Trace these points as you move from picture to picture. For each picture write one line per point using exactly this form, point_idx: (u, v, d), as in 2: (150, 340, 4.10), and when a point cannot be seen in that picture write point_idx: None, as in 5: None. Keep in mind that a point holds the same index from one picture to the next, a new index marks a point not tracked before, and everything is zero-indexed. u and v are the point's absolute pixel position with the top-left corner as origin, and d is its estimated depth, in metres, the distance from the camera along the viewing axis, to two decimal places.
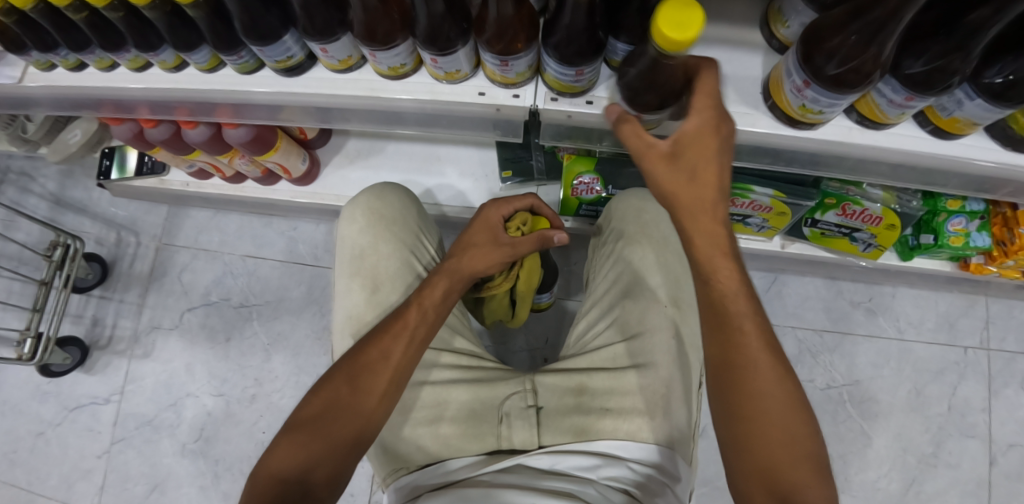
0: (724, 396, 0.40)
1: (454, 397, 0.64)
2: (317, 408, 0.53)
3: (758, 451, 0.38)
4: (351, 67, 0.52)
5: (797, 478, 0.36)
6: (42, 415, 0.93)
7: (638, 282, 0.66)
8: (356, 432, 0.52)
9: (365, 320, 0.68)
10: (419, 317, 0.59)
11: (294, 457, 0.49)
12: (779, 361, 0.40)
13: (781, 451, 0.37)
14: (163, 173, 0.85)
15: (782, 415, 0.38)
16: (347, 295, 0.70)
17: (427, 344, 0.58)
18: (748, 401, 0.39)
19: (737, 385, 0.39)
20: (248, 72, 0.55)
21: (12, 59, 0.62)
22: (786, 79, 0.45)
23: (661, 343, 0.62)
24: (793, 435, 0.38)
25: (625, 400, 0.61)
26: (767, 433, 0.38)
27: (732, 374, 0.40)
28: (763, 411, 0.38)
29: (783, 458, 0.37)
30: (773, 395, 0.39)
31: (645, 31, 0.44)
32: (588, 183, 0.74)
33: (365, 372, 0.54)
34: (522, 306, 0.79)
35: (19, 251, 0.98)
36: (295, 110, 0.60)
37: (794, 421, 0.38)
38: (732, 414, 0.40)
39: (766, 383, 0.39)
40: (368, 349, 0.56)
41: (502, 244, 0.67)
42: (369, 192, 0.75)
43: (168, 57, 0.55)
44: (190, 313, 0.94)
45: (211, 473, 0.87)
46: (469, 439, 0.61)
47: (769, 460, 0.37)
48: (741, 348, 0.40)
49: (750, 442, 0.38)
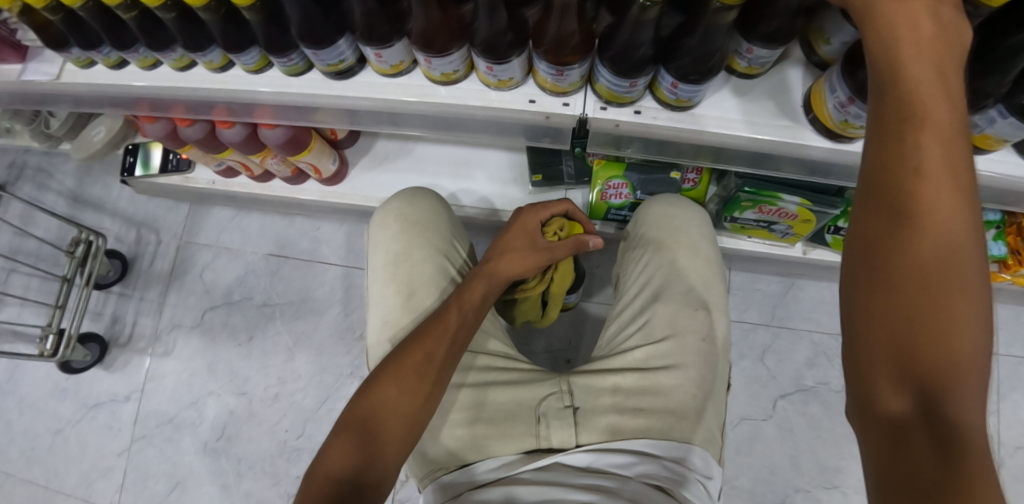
0: (866, 342, 0.28)
1: (491, 399, 0.65)
2: (367, 409, 0.54)
3: (897, 335, 0.27)
4: (401, 72, 0.53)
5: (962, 433, 0.25)
6: (60, 413, 0.93)
7: (668, 286, 0.68)
8: (406, 430, 0.54)
9: (401, 325, 0.68)
10: (460, 319, 0.61)
11: (349, 457, 0.51)
12: (973, 299, 0.27)
13: (946, 391, 0.26)
14: (187, 170, 0.84)
15: (949, 305, 0.27)
16: (383, 299, 0.71)
17: (466, 346, 0.60)
18: (921, 341, 0.27)
19: (900, 252, 0.28)
20: (296, 74, 0.55)
21: (49, 55, 0.62)
22: (825, 96, 0.48)
23: (692, 345, 0.64)
24: (960, 329, 0.26)
25: (657, 400, 0.62)
26: (937, 366, 0.26)
27: (895, 295, 0.28)
28: (926, 337, 0.27)
29: (949, 406, 0.26)
30: (949, 282, 0.27)
31: (694, 68, 0.45)
32: (617, 188, 0.75)
33: (415, 372, 0.56)
34: (552, 307, 0.79)
35: (38, 248, 0.97)
36: (329, 112, 0.61)
37: (966, 321, 0.26)
38: (877, 292, 0.28)
39: (940, 268, 0.27)
40: (411, 352, 0.57)
41: (539, 249, 0.69)
42: (402, 198, 0.76)
43: (215, 58, 0.54)
44: (211, 312, 0.93)
45: (233, 471, 0.87)
46: (507, 438, 0.62)
47: (913, 346, 0.27)
48: (914, 256, 0.27)
49: (888, 321, 0.28)
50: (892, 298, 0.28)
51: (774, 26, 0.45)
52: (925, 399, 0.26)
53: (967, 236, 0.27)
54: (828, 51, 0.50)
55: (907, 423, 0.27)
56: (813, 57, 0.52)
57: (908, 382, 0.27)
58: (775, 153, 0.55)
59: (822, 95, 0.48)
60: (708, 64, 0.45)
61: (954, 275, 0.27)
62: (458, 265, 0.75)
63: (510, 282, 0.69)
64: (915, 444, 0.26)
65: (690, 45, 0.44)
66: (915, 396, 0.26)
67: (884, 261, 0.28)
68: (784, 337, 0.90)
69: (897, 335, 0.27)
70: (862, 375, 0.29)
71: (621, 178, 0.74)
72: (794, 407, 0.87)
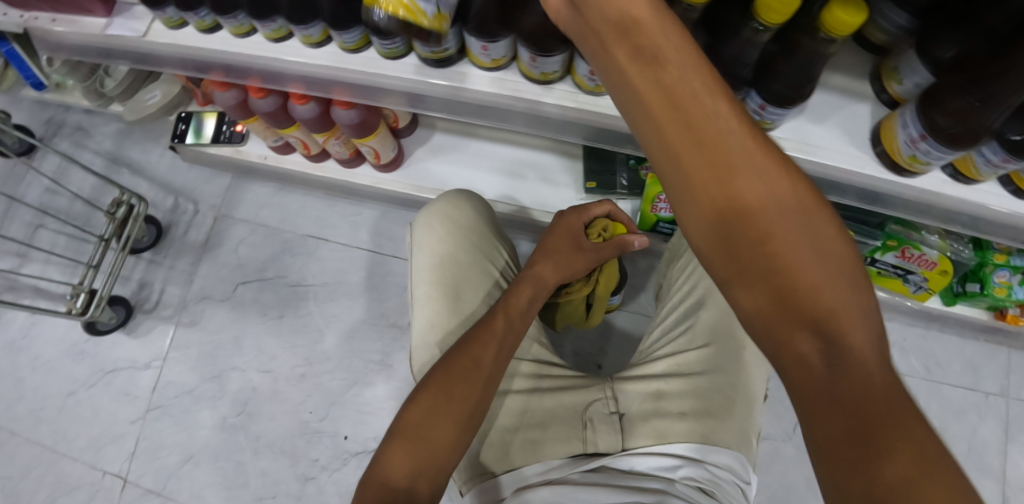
0: (760, 304, 0.28)
1: (537, 405, 0.66)
2: (417, 415, 0.53)
3: (781, 294, 0.28)
4: (500, 66, 0.54)
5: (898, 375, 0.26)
6: (75, 375, 0.92)
7: (710, 297, 0.72)
8: (456, 434, 0.53)
9: (448, 329, 0.66)
10: (507, 325, 0.61)
11: (403, 464, 0.49)
12: (810, 227, 0.29)
13: (830, 328, 0.27)
14: (240, 144, 0.85)
15: (790, 236, 0.28)
16: (425, 304, 0.68)
17: (512, 353, 0.61)
18: (802, 290, 0.27)
19: (746, 203, 0.29)
20: (394, 57, 0.56)
21: (137, 12, 0.63)
22: (897, 128, 0.51)
23: (732, 352, 0.67)
24: (822, 255, 0.28)
25: (699, 404, 0.65)
26: (835, 318, 0.27)
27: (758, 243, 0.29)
28: (816, 292, 0.27)
29: (842, 337, 0.27)
30: (786, 220, 0.29)
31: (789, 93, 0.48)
32: (668, 202, 0.76)
33: (462, 378, 0.56)
34: (596, 310, 0.78)
35: (69, 206, 0.96)
36: (398, 94, 0.62)
37: (810, 243, 0.28)
38: (740, 249, 0.29)
39: (774, 211, 0.29)
40: (457, 358, 0.58)
41: (585, 249, 0.71)
42: (448, 200, 0.73)
43: (315, 32, 0.56)
44: (243, 286, 0.93)
45: (250, 449, 0.86)
46: (556, 443, 0.63)
47: (800, 294, 0.27)
48: (750, 201, 0.29)
49: (775, 278, 0.28)
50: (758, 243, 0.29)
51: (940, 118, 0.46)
52: (832, 345, 0.26)
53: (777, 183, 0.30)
54: (900, 90, 0.53)
55: (873, 425, 0.24)
56: (883, 94, 0.56)
57: (811, 327, 0.27)
58: (840, 180, 0.58)
59: (893, 127, 0.52)
60: (801, 90, 0.48)
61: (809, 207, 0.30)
62: (503, 272, 0.74)
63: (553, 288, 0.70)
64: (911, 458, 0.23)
65: (784, 70, 0.47)
66: (822, 341, 0.27)
67: (741, 207, 0.29)
68: None
69: (769, 287, 0.28)
70: (765, 335, 0.28)
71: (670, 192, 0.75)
72: None
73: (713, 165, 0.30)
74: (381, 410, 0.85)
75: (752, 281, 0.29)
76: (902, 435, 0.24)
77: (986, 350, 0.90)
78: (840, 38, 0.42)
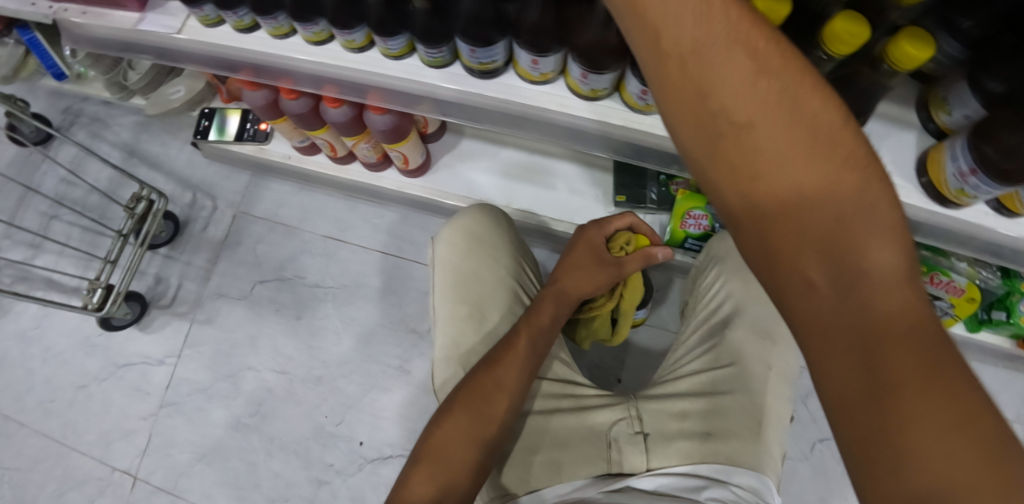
0: (773, 247, 0.28)
1: (561, 425, 0.65)
2: (442, 438, 0.54)
3: (793, 233, 0.28)
4: (547, 80, 0.53)
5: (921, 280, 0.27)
6: (86, 368, 0.91)
7: (737, 315, 0.71)
8: (480, 458, 0.52)
9: (473, 350, 0.63)
10: (530, 345, 0.59)
11: (426, 487, 0.49)
12: (827, 155, 0.28)
13: (847, 260, 0.27)
14: (264, 142, 0.84)
15: (801, 170, 0.28)
16: (448, 323, 0.64)
17: (535, 372, 0.59)
18: (815, 228, 0.28)
19: (751, 147, 0.28)
20: (438, 66, 0.55)
21: (171, 9, 0.61)
22: (946, 160, 0.50)
23: (759, 372, 0.66)
24: (836, 184, 0.27)
25: (724, 424, 0.63)
26: (846, 240, 0.27)
27: (767, 185, 0.28)
28: (828, 209, 0.27)
29: (855, 267, 0.27)
30: (794, 154, 0.28)
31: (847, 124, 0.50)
32: (698, 219, 0.76)
33: (484, 397, 0.56)
34: (622, 326, 0.73)
35: (85, 197, 0.95)
36: (432, 102, 0.62)
37: (824, 171, 0.28)
38: (750, 197, 0.29)
39: (784, 147, 0.28)
40: (482, 378, 0.57)
41: (606, 264, 0.63)
42: (468, 214, 0.68)
43: (358, 37, 0.54)
44: (261, 286, 0.92)
45: (263, 450, 0.85)
46: (580, 464, 0.62)
47: (813, 229, 0.28)
48: (757, 142, 0.28)
49: (787, 218, 0.28)
50: (766, 188, 0.28)
51: (989, 151, 0.44)
52: (845, 276, 0.27)
53: (784, 116, 0.28)
54: (948, 121, 0.51)
55: (887, 356, 0.26)
56: (929, 124, 0.54)
57: (829, 261, 0.27)
58: None
59: (942, 157, 0.50)
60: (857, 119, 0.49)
61: (812, 108, 0.29)
62: (526, 288, 0.70)
63: (579, 302, 0.65)
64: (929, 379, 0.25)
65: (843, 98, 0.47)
66: (836, 274, 0.27)
67: (747, 151, 0.28)
68: None
69: (781, 230, 0.28)
70: (781, 277, 0.28)
71: (702, 209, 0.76)
72: (830, 451, 0.89)
73: (699, 93, 0.29)
74: (398, 416, 0.84)
75: (755, 215, 0.29)
76: (915, 360, 0.25)
77: (1004, 376, 0.90)
78: (905, 71, 0.42)
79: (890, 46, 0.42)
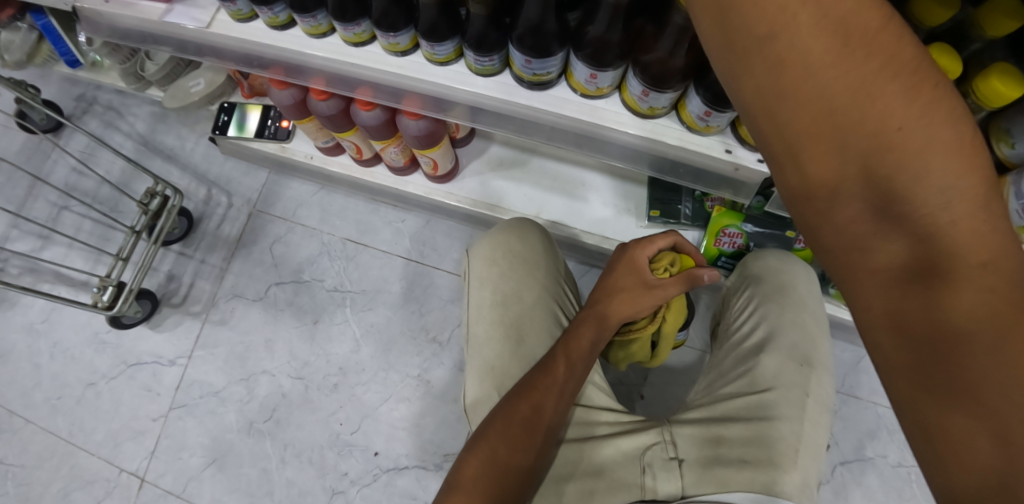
0: (812, 181, 0.26)
1: (593, 454, 0.63)
2: (476, 467, 0.51)
3: (833, 165, 0.25)
4: (602, 95, 0.51)
5: (989, 184, 0.25)
6: (95, 365, 0.88)
7: (773, 338, 0.68)
8: (520, 485, 0.50)
9: (510, 373, 0.61)
10: (568, 370, 0.57)
11: None
12: (873, 70, 0.24)
13: (892, 191, 0.25)
14: (285, 141, 0.81)
15: (841, 91, 0.24)
16: (484, 344, 0.62)
17: (573, 400, 0.57)
18: (858, 159, 0.25)
19: (787, 70, 0.25)
20: (486, 75, 0.52)
21: (201, 1, 0.58)
22: (1007, 195, 0.46)
23: (796, 398, 0.63)
24: (883, 104, 0.24)
25: (762, 452, 0.61)
26: (894, 167, 0.25)
27: (807, 111, 0.25)
28: (872, 130, 0.24)
29: (900, 199, 0.25)
30: (838, 72, 0.24)
31: None
32: (732, 237, 0.74)
33: (523, 429, 0.53)
34: (662, 349, 0.71)
35: (96, 189, 0.92)
36: (464, 108, 0.59)
37: (871, 90, 0.24)
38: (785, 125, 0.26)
39: (824, 66, 0.24)
40: (519, 404, 0.54)
41: (651, 287, 0.61)
42: (510, 231, 0.67)
43: (403, 40, 0.51)
44: (277, 287, 0.89)
45: (277, 457, 0.82)
46: (613, 492, 0.61)
47: (856, 154, 0.25)
48: (794, 63, 0.24)
49: (825, 147, 0.25)
50: (804, 116, 0.25)
51: None
52: (891, 207, 0.25)
53: (823, 28, 0.24)
54: (1010, 154, 0.46)
55: (938, 290, 0.24)
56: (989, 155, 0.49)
57: (871, 193, 0.25)
58: None
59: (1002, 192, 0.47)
60: None
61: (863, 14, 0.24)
62: (564, 308, 0.68)
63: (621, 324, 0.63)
64: (993, 311, 0.23)
65: None
66: (877, 205, 0.25)
67: (782, 75, 0.25)
68: (851, 404, 0.91)
69: (820, 161, 0.25)
70: (820, 212, 0.27)
71: (737, 227, 0.73)
72: (852, 475, 0.88)
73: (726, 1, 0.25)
74: (416, 427, 0.82)
75: (792, 147, 0.26)
76: (979, 298, 0.24)
77: None
78: (990, 106, 0.42)
79: (981, 80, 0.40)
